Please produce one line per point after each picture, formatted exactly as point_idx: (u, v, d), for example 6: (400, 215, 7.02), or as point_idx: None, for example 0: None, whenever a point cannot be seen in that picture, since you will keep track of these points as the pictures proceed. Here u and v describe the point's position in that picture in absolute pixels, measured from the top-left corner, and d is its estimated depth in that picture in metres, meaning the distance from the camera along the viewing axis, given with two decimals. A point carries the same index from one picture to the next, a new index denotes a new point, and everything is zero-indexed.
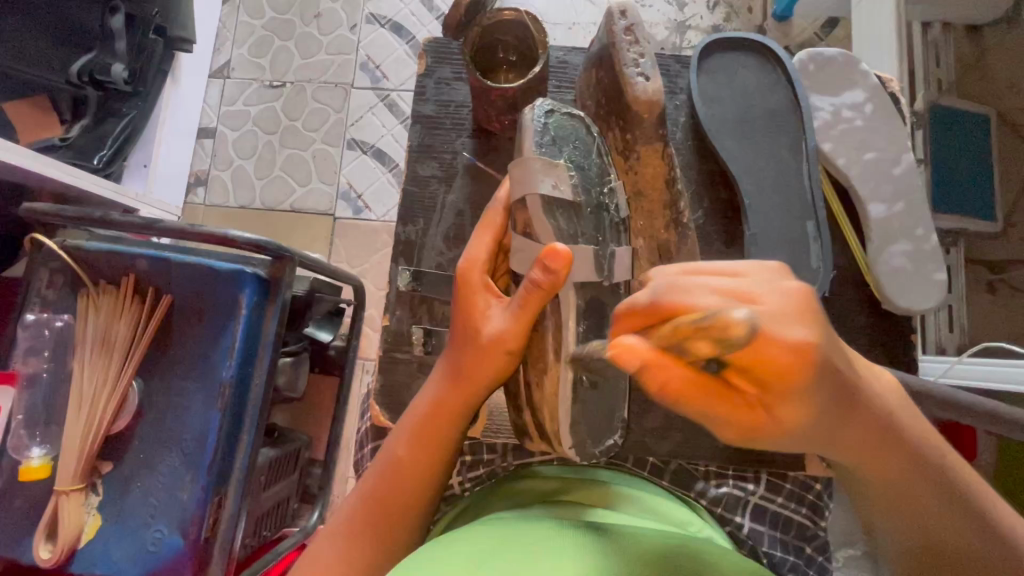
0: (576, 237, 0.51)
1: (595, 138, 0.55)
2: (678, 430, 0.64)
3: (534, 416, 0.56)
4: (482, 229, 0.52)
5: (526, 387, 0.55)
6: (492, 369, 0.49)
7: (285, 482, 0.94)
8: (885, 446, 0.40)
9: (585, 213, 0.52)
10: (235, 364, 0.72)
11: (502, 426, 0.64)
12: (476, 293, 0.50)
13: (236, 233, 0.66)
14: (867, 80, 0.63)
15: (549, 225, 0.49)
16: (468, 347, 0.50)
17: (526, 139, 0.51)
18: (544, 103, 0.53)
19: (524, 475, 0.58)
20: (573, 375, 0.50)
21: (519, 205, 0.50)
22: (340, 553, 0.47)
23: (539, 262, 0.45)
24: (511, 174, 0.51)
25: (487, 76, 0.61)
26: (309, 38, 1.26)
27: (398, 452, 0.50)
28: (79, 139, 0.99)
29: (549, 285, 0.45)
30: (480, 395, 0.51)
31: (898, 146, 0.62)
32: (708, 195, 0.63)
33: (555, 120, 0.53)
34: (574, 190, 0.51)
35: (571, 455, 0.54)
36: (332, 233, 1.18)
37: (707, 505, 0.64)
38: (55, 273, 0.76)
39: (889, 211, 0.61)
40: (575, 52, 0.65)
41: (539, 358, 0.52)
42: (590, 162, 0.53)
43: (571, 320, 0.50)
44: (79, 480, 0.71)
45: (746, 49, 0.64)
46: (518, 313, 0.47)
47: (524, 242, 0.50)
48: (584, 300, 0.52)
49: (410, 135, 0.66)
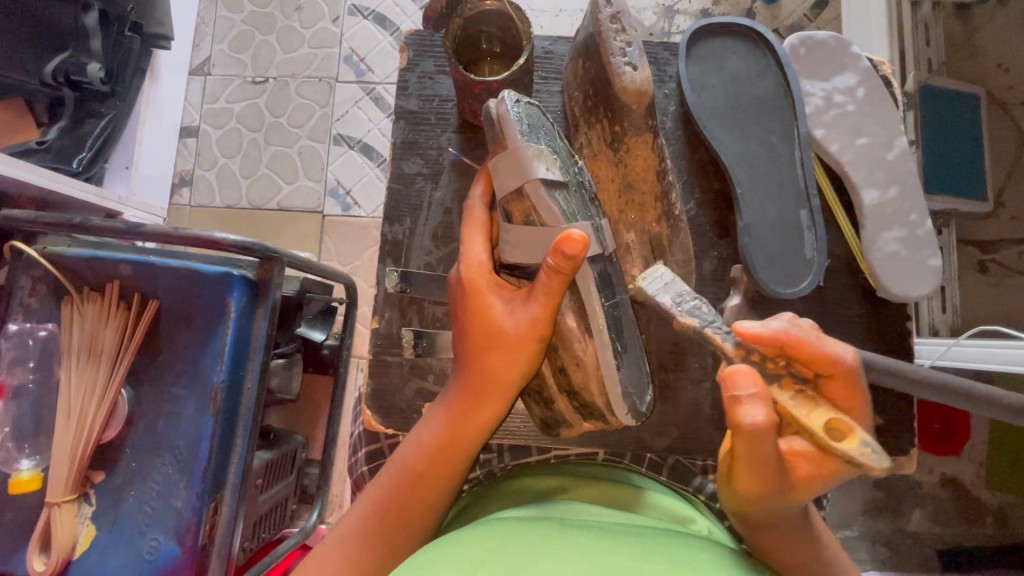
0: (575, 215, 0.49)
1: (553, 124, 0.53)
2: (674, 425, 0.63)
3: (576, 402, 0.55)
4: (469, 229, 0.52)
5: (557, 374, 0.55)
6: (520, 365, 0.49)
7: (282, 483, 0.94)
8: (795, 532, 0.44)
9: (572, 190, 0.50)
10: (226, 369, 0.71)
11: (521, 426, 0.62)
12: (487, 293, 0.50)
13: (222, 235, 0.64)
14: (858, 64, 0.62)
15: (553, 207, 0.48)
16: (493, 351, 0.49)
17: (507, 130, 0.49)
18: (510, 94, 0.50)
19: (529, 472, 0.58)
20: (612, 345, 0.50)
21: (513, 196, 0.49)
22: (351, 562, 0.45)
23: (556, 249, 0.44)
24: (499, 168, 0.49)
25: (470, 70, 0.59)
26: (291, 32, 1.23)
27: (415, 462, 0.49)
28: (56, 142, 0.96)
29: (568, 267, 0.45)
30: (509, 396, 0.50)
31: (890, 130, 0.62)
32: (700, 185, 0.63)
33: (525, 108, 0.50)
34: (562, 171, 0.49)
35: (629, 422, 0.53)
36: (321, 231, 1.16)
37: (706, 500, 0.65)
38: (37, 281, 0.74)
39: (882, 197, 0.60)
40: (560, 42, 0.64)
41: (568, 341, 0.52)
42: (559, 146, 0.52)
43: (594, 293, 0.50)
44: (71, 491, 0.70)
45: (735, 34, 0.62)
46: (543, 300, 0.47)
47: (526, 229, 0.49)
48: (597, 273, 0.50)
49: (393, 131, 0.64)
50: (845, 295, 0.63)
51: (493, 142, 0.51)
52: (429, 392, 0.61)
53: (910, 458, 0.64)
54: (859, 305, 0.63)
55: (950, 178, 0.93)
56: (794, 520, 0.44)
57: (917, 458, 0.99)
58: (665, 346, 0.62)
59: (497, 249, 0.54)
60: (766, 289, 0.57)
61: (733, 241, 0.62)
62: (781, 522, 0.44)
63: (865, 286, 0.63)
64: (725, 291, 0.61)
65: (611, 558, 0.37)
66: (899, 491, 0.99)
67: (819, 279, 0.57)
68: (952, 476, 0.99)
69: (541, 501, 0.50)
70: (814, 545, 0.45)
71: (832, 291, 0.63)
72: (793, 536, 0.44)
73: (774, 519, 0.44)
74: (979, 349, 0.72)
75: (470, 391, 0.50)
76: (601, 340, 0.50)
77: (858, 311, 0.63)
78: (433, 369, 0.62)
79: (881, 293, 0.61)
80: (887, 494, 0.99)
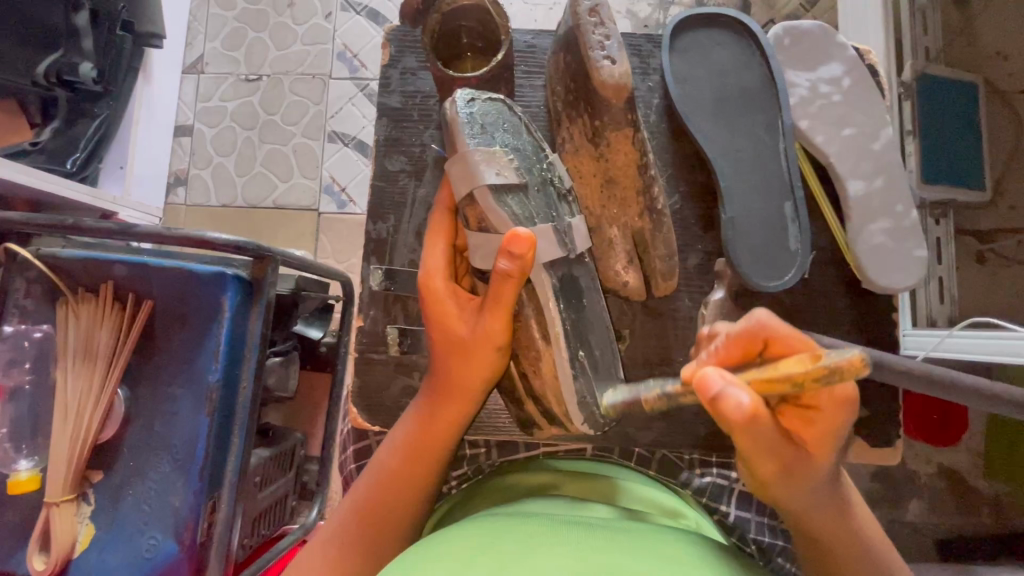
0: (532, 218, 0.49)
1: (519, 120, 0.53)
2: (661, 420, 0.63)
3: (540, 407, 0.55)
4: (432, 236, 0.51)
5: (522, 379, 0.54)
6: (483, 370, 0.49)
7: (281, 480, 0.95)
8: (834, 511, 0.44)
9: (531, 191, 0.50)
10: (221, 366, 0.71)
11: (506, 422, 0.62)
12: (446, 300, 0.50)
13: (212, 234, 0.64)
14: (845, 53, 0.62)
15: (503, 214, 0.48)
16: (455, 356, 0.49)
17: (457, 135, 0.49)
18: (464, 94, 0.50)
19: (512, 469, 0.58)
20: (568, 350, 0.50)
21: (467, 202, 0.49)
22: (335, 565, 0.44)
23: (503, 250, 0.45)
24: (451, 174, 0.49)
25: (450, 67, 0.59)
26: (283, 29, 1.23)
27: (390, 463, 0.49)
28: (50, 143, 0.96)
29: (518, 271, 0.45)
30: (475, 400, 0.51)
31: (878, 121, 0.61)
32: (684, 178, 0.63)
33: (479, 108, 0.50)
34: (516, 173, 0.49)
35: (586, 430, 0.53)
36: (316, 228, 1.16)
37: (692, 495, 0.65)
38: (32, 283, 0.75)
39: (868, 188, 0.60)
40: (543, 36, 0.63)
41: (527, 348, 0.51)
42: (523, 142, 0.52)
43: (551, 299, 0.49)
44: (70, 490, 0.71)
45: (719, 24, 0.62)
46: (494, 309, 0.47)
47: (481, 236, 0.49)
48: (558, 277, 0.50)
49: (377, 128, 0.64)
50: (832, 289, 0.63)
51: (448, 148, 0.51)
52: (415, 389, 0.61)
53: (897, 450, 0.65)
54: (845, 297, 0.63)
55: (946, 167, 0.92)
56: (825, 498, 0.43)
57: (914, 448, 0.99)
58: (651, 340, 0.62)
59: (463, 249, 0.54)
60: (751, 282, 0.57)
61: (718, 234, 0.62)
62: (812, 495, 0.42)
63: (852, 278, 0.62)
64: (711, 286, 0.61)
65: (594, 554, 0.37)
66: (896, 481, 0.99)
67: (801, 272, 0.57)
68: (950, 466, 0.99)
69: (530, 497, 0.50)
70: (847, 520, 0.44)
71: (818, 284, 0.63)
72: (826, 514, 0.43)
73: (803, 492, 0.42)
74: (971, 339, 0.71)
75: (438, 393, 0.50)
76: (557, 347, 0.50)
77: (845, 304, 0.63)
78: (418, 367, 0.62)
79: (867, 285, 0.61)
80: (884, 484, 0.99)
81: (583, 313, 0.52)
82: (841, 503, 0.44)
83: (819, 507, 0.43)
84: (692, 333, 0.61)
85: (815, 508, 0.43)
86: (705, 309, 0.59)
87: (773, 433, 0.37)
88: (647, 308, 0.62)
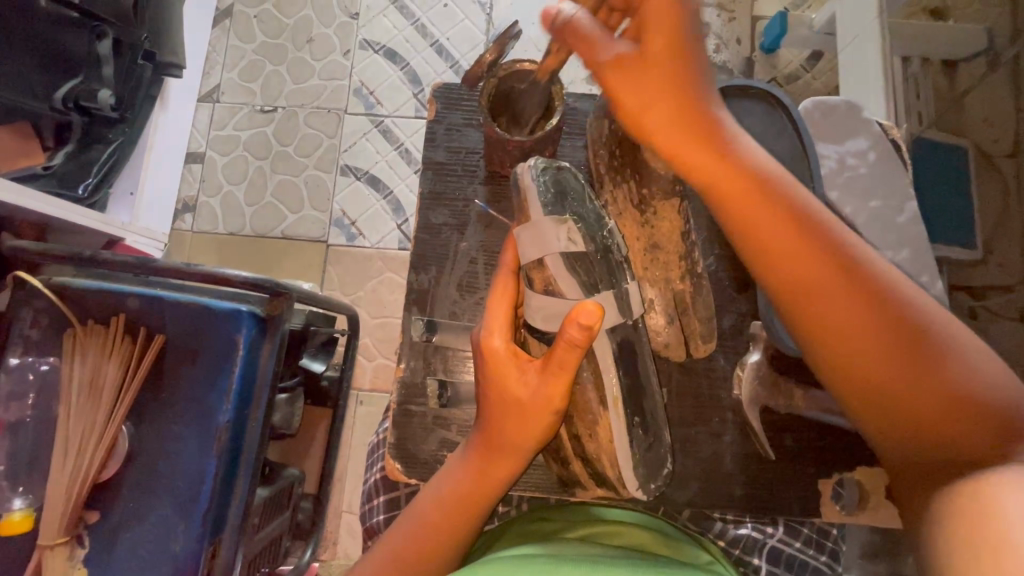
0: (595, 285, 0.50)
1: (585, 185, 0.54)
2: (695, 478, 0.62)
3: (588, 468, 0.56)
4: (493, 297, 0.50)
5: (572, 441, 0.55)
6: (538, 429, 0.48)
7: (278, 520, 0.90)
8: (805, 272, 0.46)
9: (595, 258, 0.50)
10: (232, 408, 0.69)
11: (544, 478, 0.61)
12: (505, 360, 0.48)
13: (232, 272, 0.64)
14: (870, 128, 0.66)
15: (573, 281, 0.49)
16: (508, 415, 0.48)
17: (531, 202, 0.50)
18: (537, 162, 0.52)
19: (545, 510, 0.57)
20: (624, 417, 0.52)
21: (535, 265, 0.50)
22: None
23: (570, 319, 0.42)
24: (520, 238, 0.50)
25: (501, 126, 0.59)
26: (301, 63, 1.25)
27: (431, 514, 0.49)
28: (62, 167, 0.95)
29: (584, 340, 0.43)
30: (521, 459, 0.49)
31: (900, 195, 0.66)
32: (719, 241, 0.65)
33: (552, 176, 0.52)
34: (584, 239, 0.50)
35: (637, 493, 0.56)
36: (325, 260, 1.16)
37: (725, 547, 0.64)
38: (40, 313, 0.72)
39: (895, 258, 0.64)
40: (584, 99, 0.66)
41: (583, 410, 0.53)
42: (588, 210, 0.52)
43: (610, 364, 0.51)
44: (64, 533, 0.67)
45: (750, 96, 0.65)
46: (557, 374, 0.45)
47: (546, 298, 0.49)
48: (617, 342, 0.52)
49: (421, 182, 0.66)
50: None
51: (517, 211, 0.52)
52: (453, 442, 0.61)
53: None
54: None
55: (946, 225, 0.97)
56: (817, 273, 0.46)
57: None
58: (686, 400, 0.62)
59: (522, 307, 0.52)
60: (781, 346, 0.60)
61: (751, 296, 0.64)
62: (810, 288, 0.46)
63: None
64: (744, 346, 0.63)
65: None
66: None
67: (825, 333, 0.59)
68: None
69: (545, 540, 0.50)
70: (826, 308, 0.46)
71: None
72: (817, 288, 0.46)
73: (808, 294, 0.46)
74: None
75: (490, 445, 0.49)
76: (613, 409, 0.52)
77: None
78: (456, 419, 0.61)
79: None
80: None
81: (638, 373, 0.54)
82: (834, 280, 0.45)
83: (827, 310, 0.45)
84: (727, 394, 0.62)
85: (811, 294, 0.46)
86: (742, 370, 0.61)
87: (806, 257, 0.46)
88: (683, 367, 0.63)
